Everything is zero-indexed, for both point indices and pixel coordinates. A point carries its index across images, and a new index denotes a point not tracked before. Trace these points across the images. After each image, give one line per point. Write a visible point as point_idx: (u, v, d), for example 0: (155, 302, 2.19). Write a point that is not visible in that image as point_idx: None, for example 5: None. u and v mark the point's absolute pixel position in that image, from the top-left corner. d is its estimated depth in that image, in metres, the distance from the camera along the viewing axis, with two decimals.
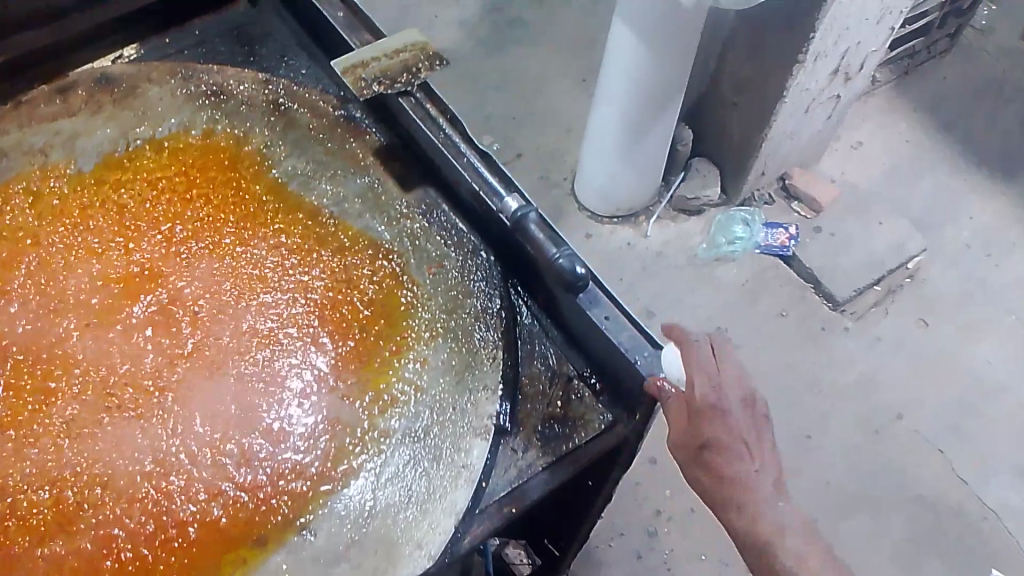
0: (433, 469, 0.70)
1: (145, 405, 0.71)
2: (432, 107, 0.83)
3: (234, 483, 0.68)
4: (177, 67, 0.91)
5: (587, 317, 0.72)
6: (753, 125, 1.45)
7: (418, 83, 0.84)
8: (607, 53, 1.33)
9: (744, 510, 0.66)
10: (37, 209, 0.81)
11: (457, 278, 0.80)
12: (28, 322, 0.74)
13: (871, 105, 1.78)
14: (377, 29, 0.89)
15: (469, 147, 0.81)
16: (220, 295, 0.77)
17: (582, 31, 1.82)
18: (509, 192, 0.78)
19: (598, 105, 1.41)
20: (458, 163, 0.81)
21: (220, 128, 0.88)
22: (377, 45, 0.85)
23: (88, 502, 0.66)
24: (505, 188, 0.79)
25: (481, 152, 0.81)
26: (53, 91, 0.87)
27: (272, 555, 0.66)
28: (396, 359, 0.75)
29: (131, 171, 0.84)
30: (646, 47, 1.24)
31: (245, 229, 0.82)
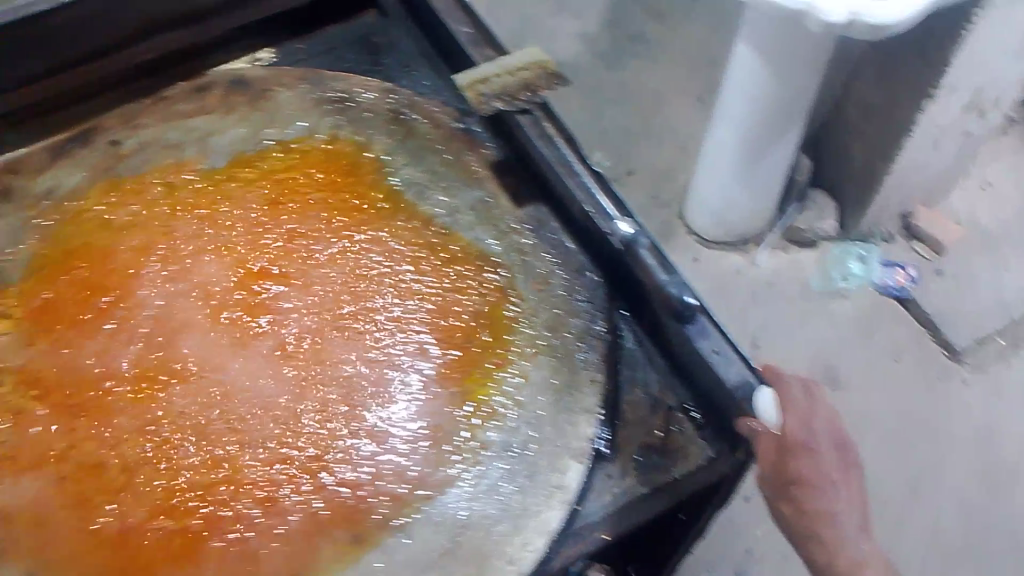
0: (530, 485, 0.69)
1: (258, 394, 0.73)
2: (548, 125, 0.84)
3: (335, 478, 0.69)
4: (306, 73, 0.93)
5: (693, 347, 0.72)
6: (877, 157, 1.39)
7: (537, 101, 0.85)
8: (729, 70, 1.31)
9: (823, 545, 0.70)
10: (172, 199, 0.85)
11: (561, 296, 0.79)
12: (156, 306, 0.78)
13: (1008, 141, 1.67)
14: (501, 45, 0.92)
15: (583, 166, 0.82)
16: (332, 294, 0.79)
17: (700, 50, 1.79)
18: (620, 216, 0.79)
19: (714, 123, 1.38)
20: (570, 183, 0.81)
21: (343, 133, 0.90)
22: (499, 62, 0.86)
23: (200, 482, 0.69)
24: (617, 211, 0.80)
25: (595, 173, 0.82)
26: (190, 89, 0.91)
27: (365, 555, 0.66)
28: (496, 372, 0.75)
29: (258, 170, 0.88)
30: (765, 65, 1.21)
31: (358, 236, 0.84)
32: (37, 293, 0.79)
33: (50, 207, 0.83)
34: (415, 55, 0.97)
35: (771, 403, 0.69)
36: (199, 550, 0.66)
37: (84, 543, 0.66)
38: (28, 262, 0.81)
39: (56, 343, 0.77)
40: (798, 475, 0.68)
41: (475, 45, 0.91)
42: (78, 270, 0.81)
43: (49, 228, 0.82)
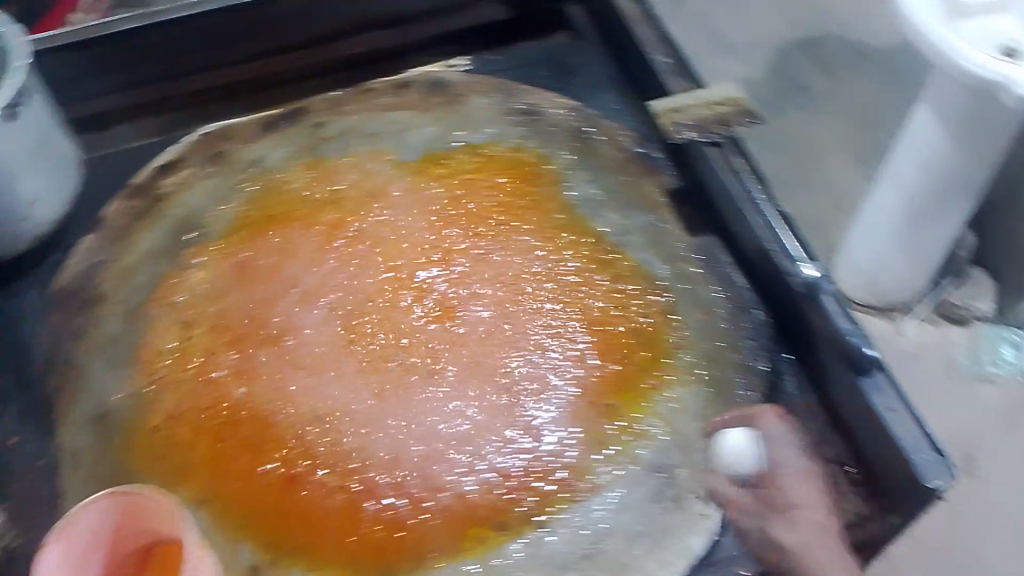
0: (674, 510, 0.70)
1: (426, 376, 0.77)
2: (739, 161, 0.85)
3: (490, 465, 0.72)
4: (500, 83, 0.96)
5: (867, 401, 0.71)
6: None
7: (727, 136, 0.86)
8: (915, 109, 1.08)
9: None
10: (363, 185, 0.90)
11: (725, 328, 0.79)
12: (340, 280, 0.84)
13: None
14: (695, 77, 0.93)
15: (769, 205, 0.82)
16: (503, 294, 0.82)
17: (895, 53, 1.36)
18: (802, 258, 0.79)
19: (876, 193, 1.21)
20: (754, 221, 0.81)
21: (529, 145, 0.92)
22: (698, 95, 0.89)
23: (365, 447, 0.74)
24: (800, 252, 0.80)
25: (781, 213, 0.82)
26: (395, 85, 0.96)
27: (510, 540, 0.69)
28: (653, 393, 0.76)
29: (444, 169, 0.91)
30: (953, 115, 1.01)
31: (530, 245, 0.86)
32: (235, 252, 0.86)
33: (255, 176, 0.90)
34: (603, 79, 0.99)
35: (741, 443, 0.69)
36: (358, 510, 0.71)
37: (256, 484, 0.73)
38: (230, 223, 0.87)
39: (247, 299, 0.83)
40: (782, 531, 0.65)
41: (671, 73, 0.93)
42: (273, 237, 0.87)
43: (253, 194, 0.89)
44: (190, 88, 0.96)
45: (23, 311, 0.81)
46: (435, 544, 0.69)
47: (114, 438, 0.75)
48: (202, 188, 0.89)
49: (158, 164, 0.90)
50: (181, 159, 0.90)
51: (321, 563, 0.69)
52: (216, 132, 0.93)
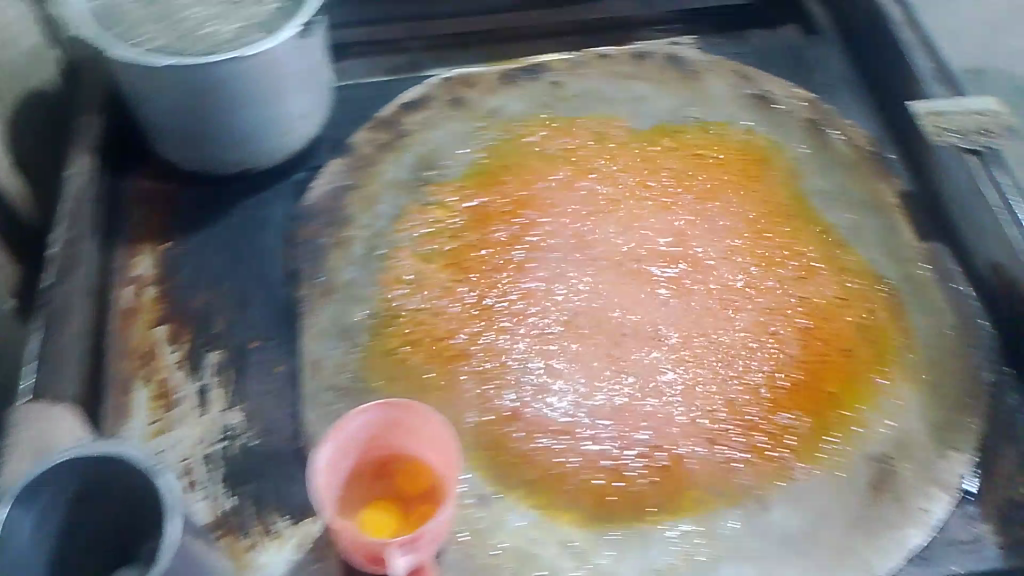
0: (890, 503, 0.71)
1: (650, 341, 0.79)
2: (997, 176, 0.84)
3: (709, 433, 0.74)
4: (739, 68, 0.99)
5: None
6: None
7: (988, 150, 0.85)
8: None
9: None
10: (599, 146, 0.92)
11: (953, 336, 0.81)
12: (572, 239, 0.85)
13: None
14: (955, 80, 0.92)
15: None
16: (730, 262, 0.85)
17: None
18: None
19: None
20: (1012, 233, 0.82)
21: (760, 130, 0.94)
22: (960, 100, 0.88)
23: (584, 399, 0.75)
24: None
25: None
26: (631, 56, 0.99)
27: (726, 509, 0.70)
28: (880, 388, 0.78)
29: (679, 141, 0.93)
30: None
31: (756, 223, 0.87)
32: (471, 196, 0.87)
33: (493, 125, 0.92)
34: (843, 77, 0.99)
35: None
36: (575, 454, 0.72)
37: (477, 422, 0.73)
38: (467, 168, 0.89)
39: (480, 240, 0.84)
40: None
41: (936, 80, 0.92)
42: (508, 186, 0.88)
43: (490, 143, 0.91)
44: (439, 39, 1.01)
45: (271, 220, 0.84)
46: (650, 500, 0.70)
47: (353, 356, 0.75)
48: (445, 128, 0.92)
49: (404, 103, 0.93)
50: (425, 99, 0.94)
51: (544, 505, 0.70)
52: (459, 78, 0.96)
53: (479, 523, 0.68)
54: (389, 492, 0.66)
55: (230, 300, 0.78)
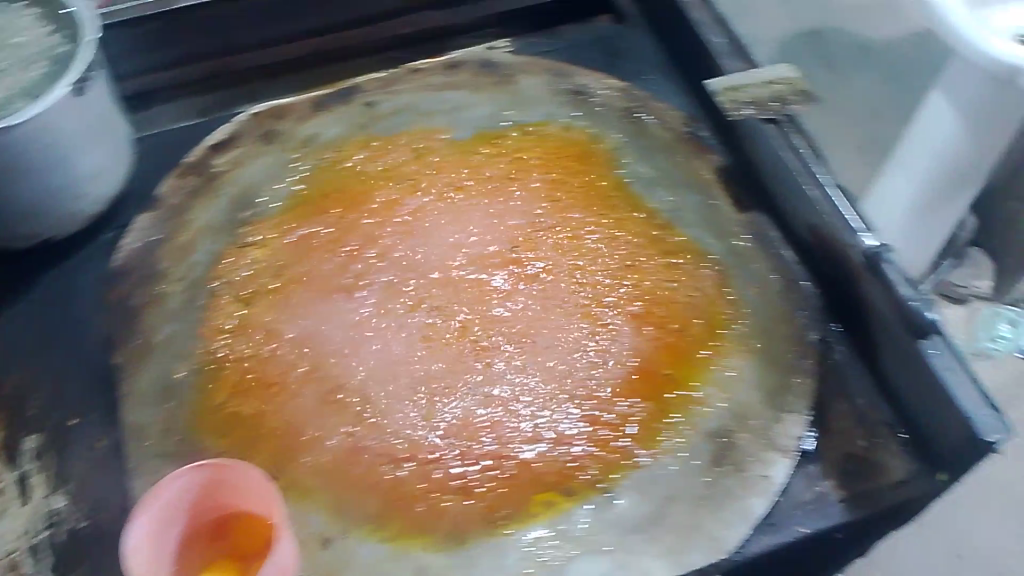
0: (732, 472, 0.73)
1: (487, 350, 0.79)
2: (797, 140, 0.83)
3: (555, 434, 0.75)
4: (552, 65, 0.97)
5: (927, 365, 0.72)
6: None
7: (787, 114, 0.84)
8: None
9: None
10: (420, 162, 0.91)
11: (778, 301, 0.83)
12: (399, 258, 0.84)
13: None
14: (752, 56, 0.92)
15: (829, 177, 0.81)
16: (558, 260, 0.85)
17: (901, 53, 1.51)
18: (864, 228, 0.79)
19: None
20: (814, 195, 0.81)
21: (578, 125, 0.94)
22: (755, 74, 0.87)
23: (426, 419, 0.75)
24: (861, 224, 0.79)
25: (841, 185, 0.81)
26: (444, 66, 0.96)
27: (576, 508, 0.71)
28: (713, 362, 0.80)
29: (500, 148, 0.92)
30: None
31: (580, 219, 0.88)
32: (292, 229, 0.85)
33: (307, 154, 0.90)
34: (655, 61, 1.00)
35: None
36: (425, 477, 0.72)
37: (317, 461, 0.72)
38: (285, 202, 0.87)
39: (305, 274, 0.83)
40: None
41: (729, 55, 0.92)
42: (331, 215, 0.87)
43: (307, 174, 0.89)
44: (246, 72, 0.97)
45: (83, 286, 0.81)
46: (501, 510, 0.71)
47: (179, 416, 0.73)
48: (258, 163, 0.89)
49: (210, 143, 0.89)
50: (234, 138, 0.90)
51: (393, 534, 0.69)
52: (268, 111, 0.93)
53: (326, 565, 0.67)
54: (226, 553, 0.63)
55: (45, 379, 0.75)
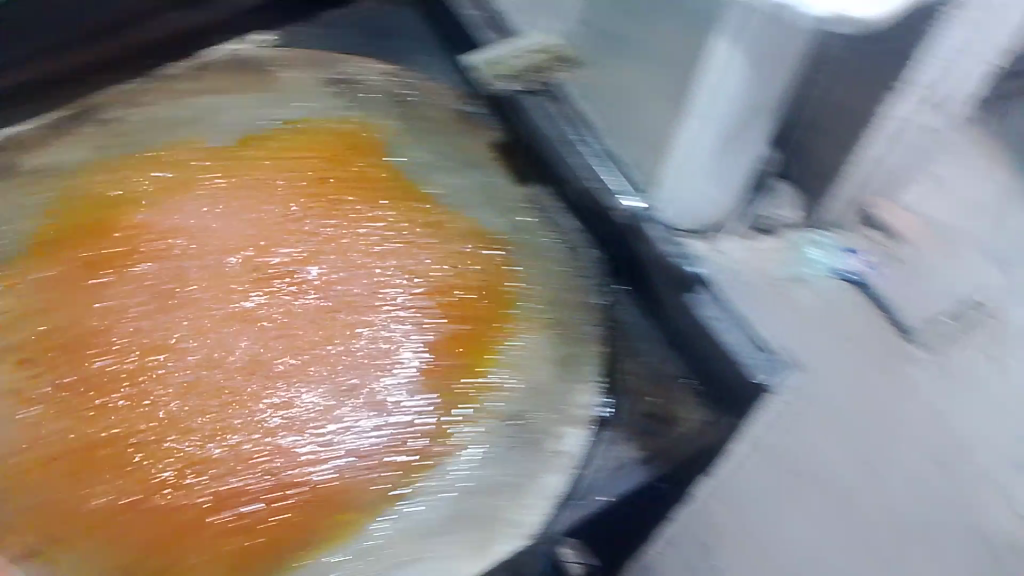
0: (527, 454, 0.75)
1: (262, 375, 0.75)
2: (555, 110, 0.91)
3: (345, 450, 0.73)
4: (314, 55, 0.95)
5: (697, 315, 0.77)
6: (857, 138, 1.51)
7: (544, 89, 0.93)
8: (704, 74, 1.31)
9: None
10: (171, 175, 0.85)
11: (563, 272, 0.84)
12: (155, 288, 0.79)
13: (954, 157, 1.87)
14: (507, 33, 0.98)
15: (587, 147, 0.88)
16: (333, 264, 0.82)
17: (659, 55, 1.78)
18: (624, 192, 0.86)
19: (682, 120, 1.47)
20: (588, 157, 0.87)
21: (348, 114, 0.91)
22: (513, 49, 0.94)
23: (200, 459, 0.71)
24: (620, 187, 0.86)
25: (599, 153, 0.88)
26: (191, 69, 0.93)
27: (373, 521, 0.71)
28: (502, 345, 0.80)
29: (265, 148, 0.88)
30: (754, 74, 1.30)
31: (357, 214, 0.86)
32: (31, 269, 0.79)
33: (42, 184, 0.83)
34: (421, 40, 0.98)
35: None
36: (204, 523, 0.68)
37: (80, 529, 0.67)
38: (20, 241, 0.80)
39: (50, 320, 0.76)
40: None
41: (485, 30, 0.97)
42: (73, 252, 0.80)
43: (43, 207, 0.82)
44: None
45: None
46: (293, 540, 0.68)
47: None
48: None
49: None
50: None
51: None
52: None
53: None
54: None
55: None
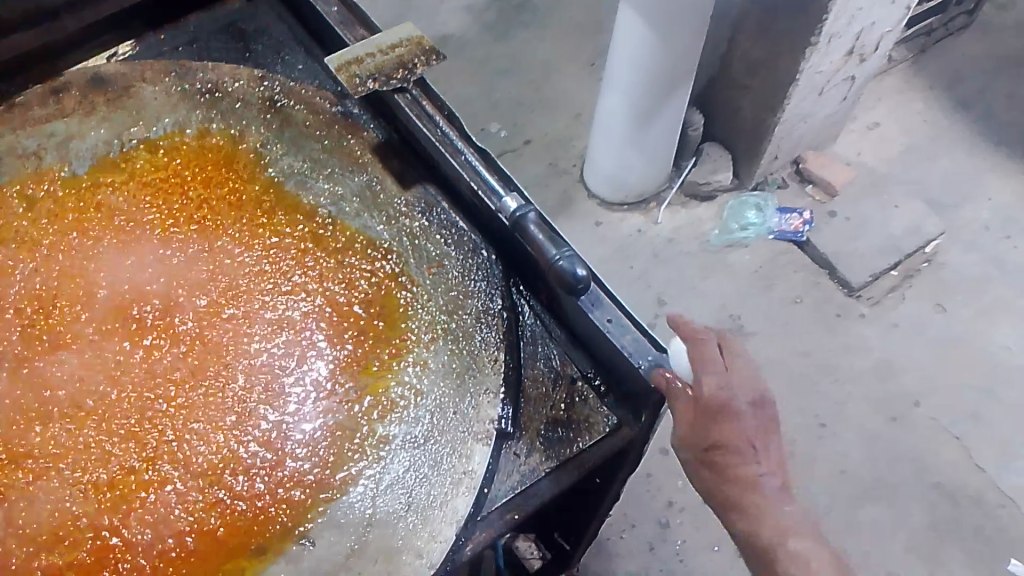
0: (431, 479, 0.69)
1: (143, 416, 0.71)
2: (428, 105, 0.83)
3: (231, 492, 0.69)
4: (170, 65, 0.89)
5: (588, 320, 0.73)
6: (774, 96, 1.46)
7: (414, 79, 0.83)
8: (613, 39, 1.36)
9: None
10: (33, 213, 0.81)
11: (457, 278, 0.79)
12: (25, 330, 0.75)
13: (886, 100, 1.83)
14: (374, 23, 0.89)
15: (466, 144, 0.81)
16: (210, 293, 0.78)
17: (567, 50, 1.83)
18: (507, 192, 0.78)
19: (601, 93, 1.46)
20: (455, 162, 0.80)
21: (214, 127, 0.87)
22: (372, 40, 0.84)
23: (84, 513, 0.67)
24: (503, 187, 0.79)
25: (479, 150, 0.81)
26: (46, 93, 0.86)
27: (270, 566, 0.66)
28: (394, 363, 0.75)
29: (128, 173, 0.84)
30: (653, 32, 1.27)
31: (234, 236, 0.81)
32: None
33: None
34: (291, 36, 0.93)
35: None
36: None
37: None
38: None
39: None
40: None
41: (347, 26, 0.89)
42: None
43: None
44: None
45: None
46: None
47: None
48: None
49: None
50: None
51: None
52: None
53: None
54: None
55: None
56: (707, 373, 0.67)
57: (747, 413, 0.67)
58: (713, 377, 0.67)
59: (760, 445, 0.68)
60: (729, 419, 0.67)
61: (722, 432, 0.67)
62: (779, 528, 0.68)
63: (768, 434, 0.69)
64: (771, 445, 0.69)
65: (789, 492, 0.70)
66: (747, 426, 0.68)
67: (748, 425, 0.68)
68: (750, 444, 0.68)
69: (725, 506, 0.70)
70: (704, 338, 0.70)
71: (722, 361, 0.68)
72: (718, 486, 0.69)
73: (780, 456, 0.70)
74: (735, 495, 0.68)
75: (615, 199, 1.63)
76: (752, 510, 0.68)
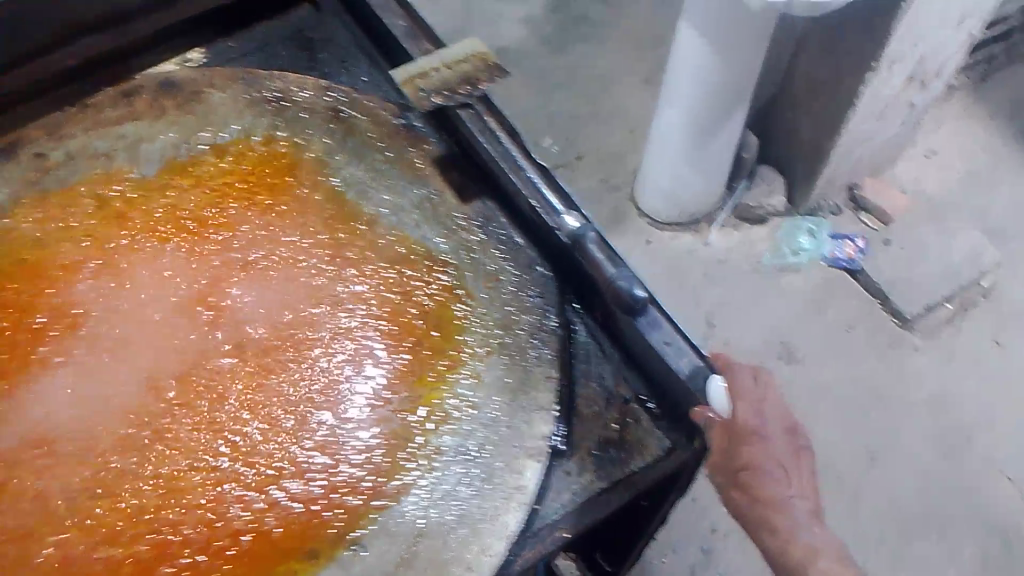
0: (484, 492, 0.69)
1: (202, 415, 0.72)
2: (491, 120, 0.84)
3: (287, 494, 0.69)
4: (239, 73, 0.90)
5: (645, 340, 0.73)
6: (834, 119, 1.44)
7: (478, 95, 0.85)
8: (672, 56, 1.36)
9: None
10: (103, 212, 0.83)
11: (513, 293, 0.79)
12: (91, 327, 0.77)
13: (948, 124, 1.79)
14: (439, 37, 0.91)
15: (528, 161, 0.82)
16: (271, 297, 0.79)
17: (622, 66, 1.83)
18: (567, 210, 0.80)
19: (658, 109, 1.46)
20: (517, 178, 0.81)
21: (280, 134, 0.88)
22: (437, 55, 0.86)
23: (142, 506, 0.68)
24: (564, 205, 0.80)
25: (540, 167, 0.82)
26: (117, 95, 0.87)
27: (322, 570, 0.66)
28: (448, 374, 0.75)
29: (194, 177, 0.86)
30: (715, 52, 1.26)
31: (295, 242, 0.83)
32: None
33: None
34: (356, 46, 0.94)
35: None
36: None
37: None
38: None
39: None
40: None
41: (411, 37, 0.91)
42: (5, 292, 0.77)
43: None
44: None
45: None
46: None
47: None
48: None
49: None
50: None
51: None
52: None
53: None
54: None
55: None
56: (742, 399, 0.75)
57: (772, 437, 0.75)
58: (749, 403, 0.75)
59: (787, 466, 0.76)
60: (757, 443, 0.74)
61: (750, 456, 0.74)
62: (807, 550, 0.75)
63: (797, 461, 0.77)
64: (801, 470, 0.76)
65: (814, 512, 0.77)
66: (778, 452, 0.75)
67: (779, 452, 0.75)
68: (780, 471, 0.75)
69: (754, 526, 0.77)
70: (739, 368, 0.77)
71: (754, 383, 0.76)
72: (749, 509, 0.76)
73: (806, 479, 0.77)
74: (764, 516, 0.75)
75: (665, 218, 1.62)
76: (781, 532, 0.75)
